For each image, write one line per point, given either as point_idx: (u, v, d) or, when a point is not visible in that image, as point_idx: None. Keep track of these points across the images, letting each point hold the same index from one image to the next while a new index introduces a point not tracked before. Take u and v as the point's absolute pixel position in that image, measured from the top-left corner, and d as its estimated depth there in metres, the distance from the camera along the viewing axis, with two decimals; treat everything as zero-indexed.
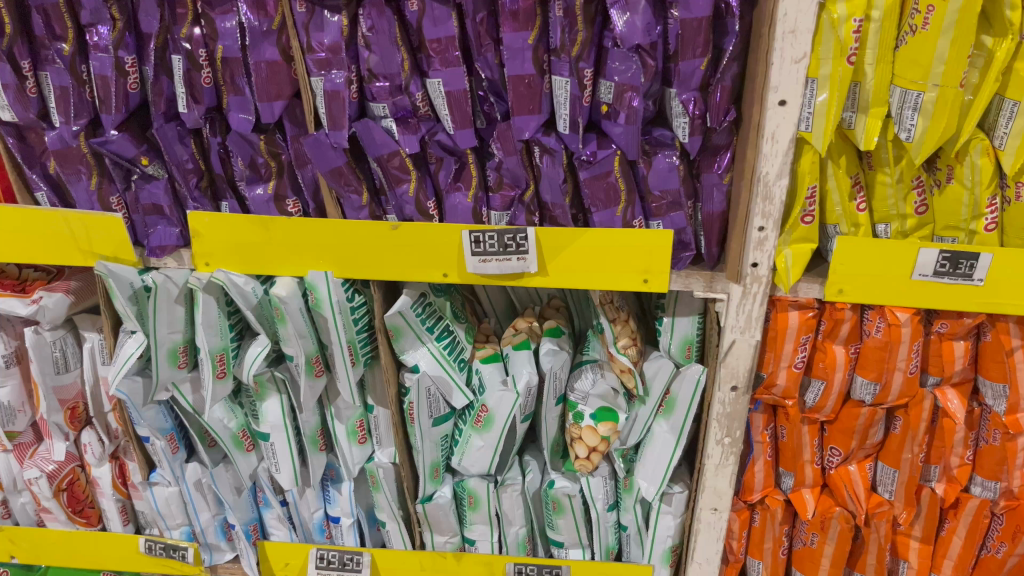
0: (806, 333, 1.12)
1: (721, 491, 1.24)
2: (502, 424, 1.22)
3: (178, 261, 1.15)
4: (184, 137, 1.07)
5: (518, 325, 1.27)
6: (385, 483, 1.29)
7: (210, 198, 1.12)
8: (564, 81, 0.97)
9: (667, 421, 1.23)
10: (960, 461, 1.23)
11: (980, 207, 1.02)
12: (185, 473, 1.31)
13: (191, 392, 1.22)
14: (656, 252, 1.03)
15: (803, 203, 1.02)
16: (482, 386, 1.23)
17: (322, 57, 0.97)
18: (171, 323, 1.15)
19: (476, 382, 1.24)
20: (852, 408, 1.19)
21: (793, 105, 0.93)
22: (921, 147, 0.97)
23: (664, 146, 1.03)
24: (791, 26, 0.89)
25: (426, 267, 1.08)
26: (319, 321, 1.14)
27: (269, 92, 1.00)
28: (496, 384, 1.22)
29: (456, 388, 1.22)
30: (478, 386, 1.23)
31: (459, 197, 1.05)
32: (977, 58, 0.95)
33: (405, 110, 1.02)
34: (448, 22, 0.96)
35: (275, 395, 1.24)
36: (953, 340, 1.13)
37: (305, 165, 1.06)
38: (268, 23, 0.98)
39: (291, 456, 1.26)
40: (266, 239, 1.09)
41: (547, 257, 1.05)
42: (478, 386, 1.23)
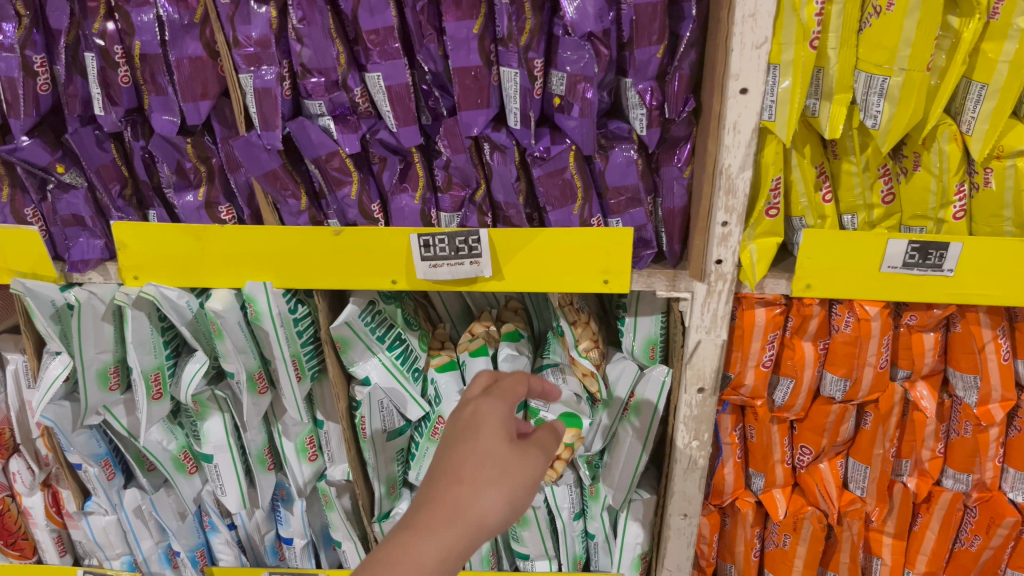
0: (773, 330, 1.08)
1: (690, 496, 1.19)
2: None
3: (104, 275, 1.06)
4: (103, 141, 0.98)
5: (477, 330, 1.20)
6: (339, 502, 1.22)
7: (136, 207, 1.04)
8: (513, 72, 0.91)
9: (634, 425, 1.17)
10: (931, 454, 1.20)
11: (948, 194, 0.98)
12: (123, 500, 1.23)
13: (125, 414, 1.14)
14: (615, 250, 0.97)
15: (767, 196, 0.98)
16: (439, 396, 1.16)
17: (250, 52, 0.90)
18: (99, 342, 1.07)
19: (433, 393, 1.18)
20: (822, 405, 1.16)
21: (755, 93, 0.88)
22: (888, 134, 0.92)
23: (620, 141, 0.97)
24: (750, 9, 0.84)
25: (372, 275, 1.01)
26: (259, 334, 1.07)
27: (194, 90, 0.92)
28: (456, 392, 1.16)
29: (412, 399, 1.15)
30: (436, 396, 1.17)
31: (405, 199, 0.99)
32: (943, 40, 0.90)
33: (343, 106, 0.95)
34: (386, 11, 0.88)
35: (217, 414, 1.16)
36: (923, 332, 1.09)
37: (238, 169, 0.98)
38: (190, 16, 0.90)
39: (237, 477, 1.19)
40: (198, 249, 1.01)
41: (501, 259, 0.99)
42: (435, 396, 1.17)
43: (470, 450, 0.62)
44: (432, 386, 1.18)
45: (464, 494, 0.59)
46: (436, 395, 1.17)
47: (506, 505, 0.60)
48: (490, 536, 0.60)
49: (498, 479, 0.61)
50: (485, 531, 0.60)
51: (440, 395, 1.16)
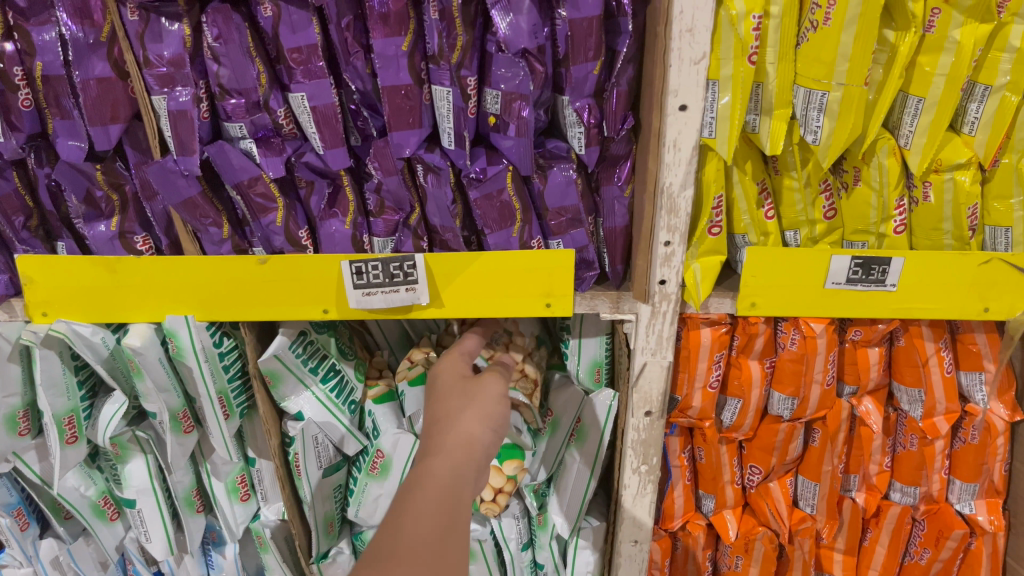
0: (719, 350, 1.06)
1: (640, 522, 1.16)
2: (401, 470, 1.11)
3: (8, 313, 0.98)
4: (3, 169, 0.91)
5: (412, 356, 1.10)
6: (273, 544, 1.16)
7: (43, 239, 0.97)
8: (445, 90, 0.87)
9: (581, 450, 1.13)
10: (878, 468, 1.19)
11: (889, 209, 0.97)
12: (39, 551, 1.15)
13: (38, 460, 1.06)
14: (557, 273, 0.94)
15: (709, 214, 0.95)
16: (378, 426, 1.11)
17: (163, 72, 0.84)
18: (4, 385, 0.99)
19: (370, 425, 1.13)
20: (771, 423, 1.14)
21: (695, 110, 0.86)
22: (829, 150, 0.91)
23: (558, 160, 0.94)
24: (687, 24, 0.82)
25: (303, 304, 0.96)
26: (182, 370, 1.00)
27: (103, 114, 0.86)
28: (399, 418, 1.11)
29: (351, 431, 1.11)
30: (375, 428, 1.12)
31: (336, 224, 0.94)
32: (880, 53, 0.89)
33: (266, 129, 0.90)
34: (309, 28, 0.84)
35: (139, 456, 1.08)
36: (868, 347, 1.08)
37: (154, 197, 0.93)
38: (95, 34, 0.84)
39: (163, 523, 1.11)
40: (114, 282, 0.94)
41: (439, 285, 0.95)
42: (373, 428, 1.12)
43: (437, 397, 0.85)
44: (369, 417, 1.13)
45: (445, 422, 0.79)
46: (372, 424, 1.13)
47: (482, 417, 0.80)
48: (481, 441, 0.77)
49: (465, 402, 0.82)
50: (475, 441, 0.77)
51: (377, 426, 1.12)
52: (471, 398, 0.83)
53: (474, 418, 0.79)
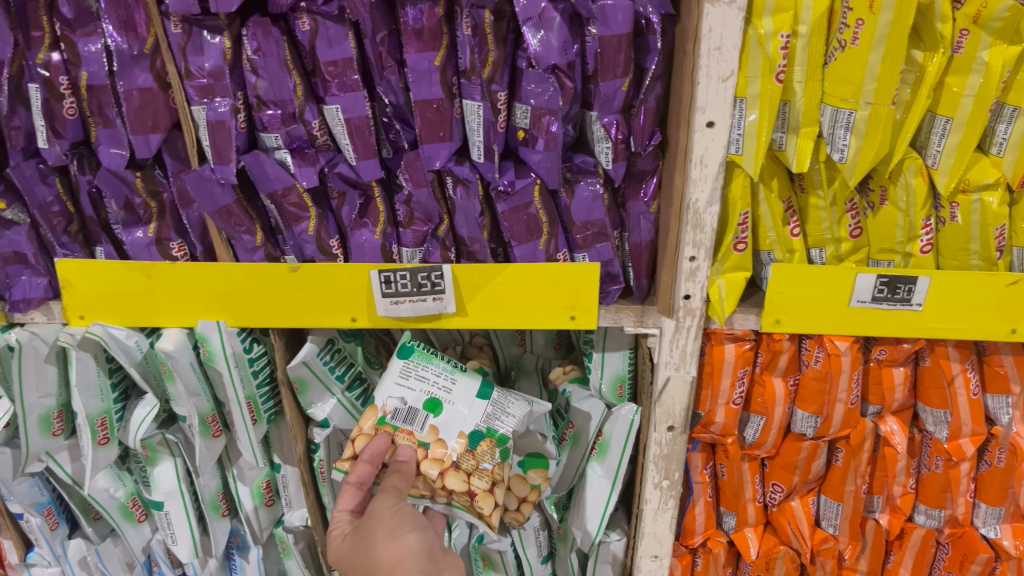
0: (743, 366, 1.06)
1: (662, 537, 1.18)
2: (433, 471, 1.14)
3: (46, 316, 1.01)
4: (47, 175, 0.94)
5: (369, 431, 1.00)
6: (296, 549, 1.18)
7: (82, 243, 1.00)
8: (477, 105, 0.88)
9: (602, 465, 1.13)
10: (902, 490, 1.18)
11: (915, 228, 0.97)
12: (67, 550, 1.17)
13: (69, 461, 1.08)
14: (582, 287, 0.95)
15: (735, 230, 0.96)
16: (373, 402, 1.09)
17: (203, 83, 0.86)
18: (41, 386, 1.02)
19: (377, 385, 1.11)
20: (793, 442, 1.14)
21: (722, 126, 0.87)
22: (855, 168, 0.91)
23: (586, 174, 0.95)
24: (716, 42, 0.83)
25: (332, 312, 0.97)
26: (212, 375, 1.02)
27: (144, 123, 0.89)
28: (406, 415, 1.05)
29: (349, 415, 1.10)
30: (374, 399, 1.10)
31: (365, 234, 0.96)
32: (908, 73, 0.90)
33: (301, 140, 0.92)
34: (345, 43, 0.86)
35: (168, 459, 1.11)
36: (893, 367, 1.08)
37: (190, 205, 0.95)
38: (139, 46, 0.86)
39: (189, 525, 1.13)
40: (148, 288, 0.97)
41: (465, 296, 0.96)
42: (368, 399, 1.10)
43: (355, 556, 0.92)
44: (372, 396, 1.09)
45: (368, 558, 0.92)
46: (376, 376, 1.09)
47: (392, 532, 0.91)
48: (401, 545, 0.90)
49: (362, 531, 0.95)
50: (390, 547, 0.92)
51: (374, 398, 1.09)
52: (368, 538, 0.92)
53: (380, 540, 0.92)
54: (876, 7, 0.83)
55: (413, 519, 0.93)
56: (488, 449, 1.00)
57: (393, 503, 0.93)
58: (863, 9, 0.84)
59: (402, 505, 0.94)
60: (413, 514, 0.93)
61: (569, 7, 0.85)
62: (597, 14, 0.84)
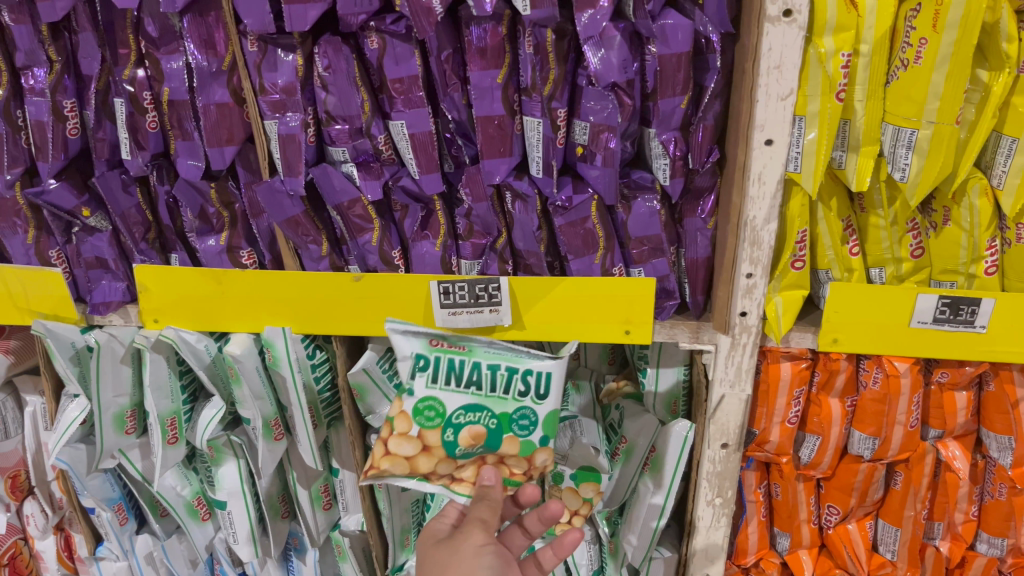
0: (799, 385, 1.06)
1: (713, 555, 1.17)
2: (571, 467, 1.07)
3: (124, 318, 1.06)
4: (128, 185, 0.99)
5: (536, 455, 0.93)
6: (352, 552, 1.21)
7: (159, 250, 1.05)
8: (536, 122, 0.91)
9: (655, 480, 1.13)
10: (964, 517, 1.15)
11: (980, 249, 0.96)
12: (135, 546, 1.21)
13: (140, 458, 1.13)
14: (637, 302, 0.96)
15: (793, 248, 0.96)
16: (532, 429, 0.92)
17: (276, 99, 0.90)
18: (117, 386, 1.07)
19: (534, 380, 0.92)
20: (850, 463, 1.12)
21: (781, 144, 0.87)
22: (917, 187, 0.91)
23: (643, 190, 0.97)
24: (776, 61, 0.83)
25: (392, 321, 1.00)
26: (276, 379, 1.06)
27: (219, 136, 0.93)
28: (455, 402, 0.91)
29: (535, 447, 0.93)
30: (532, 423, 0.92)
31: (426, 246, 0.98)
32: (973, 93, 0.89)
33: (366, 154, 0.95)
34: (411, 60, 0.89)
35: (231, 460, 1.14)
36: (955, 391, 1.06)
37: (260, 215, 0.99)
38: (218, 63, 0.91)
39: (250, 525, 1.17)
40: (219, 293, 1.01)
41: (521, 308, 0.98)
42: (528, 421, 0.92)
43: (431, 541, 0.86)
44: (517, 420, 0.92)
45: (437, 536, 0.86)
46: (495, 376, 0.92)
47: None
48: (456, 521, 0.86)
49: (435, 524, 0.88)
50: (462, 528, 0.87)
51: (534, 421, 0.92)
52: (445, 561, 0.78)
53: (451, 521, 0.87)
54: (940, 25, 0.83)
55: (490, 568, 0.77)
56: (403, 423, 0.92)
57: (481, 540, 0.80)
58: (926, 28, 0.83)
59: (489, 547, 0.79)
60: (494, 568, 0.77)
61: (629, 26, 0.87)
62: (657, 34, 0.86)
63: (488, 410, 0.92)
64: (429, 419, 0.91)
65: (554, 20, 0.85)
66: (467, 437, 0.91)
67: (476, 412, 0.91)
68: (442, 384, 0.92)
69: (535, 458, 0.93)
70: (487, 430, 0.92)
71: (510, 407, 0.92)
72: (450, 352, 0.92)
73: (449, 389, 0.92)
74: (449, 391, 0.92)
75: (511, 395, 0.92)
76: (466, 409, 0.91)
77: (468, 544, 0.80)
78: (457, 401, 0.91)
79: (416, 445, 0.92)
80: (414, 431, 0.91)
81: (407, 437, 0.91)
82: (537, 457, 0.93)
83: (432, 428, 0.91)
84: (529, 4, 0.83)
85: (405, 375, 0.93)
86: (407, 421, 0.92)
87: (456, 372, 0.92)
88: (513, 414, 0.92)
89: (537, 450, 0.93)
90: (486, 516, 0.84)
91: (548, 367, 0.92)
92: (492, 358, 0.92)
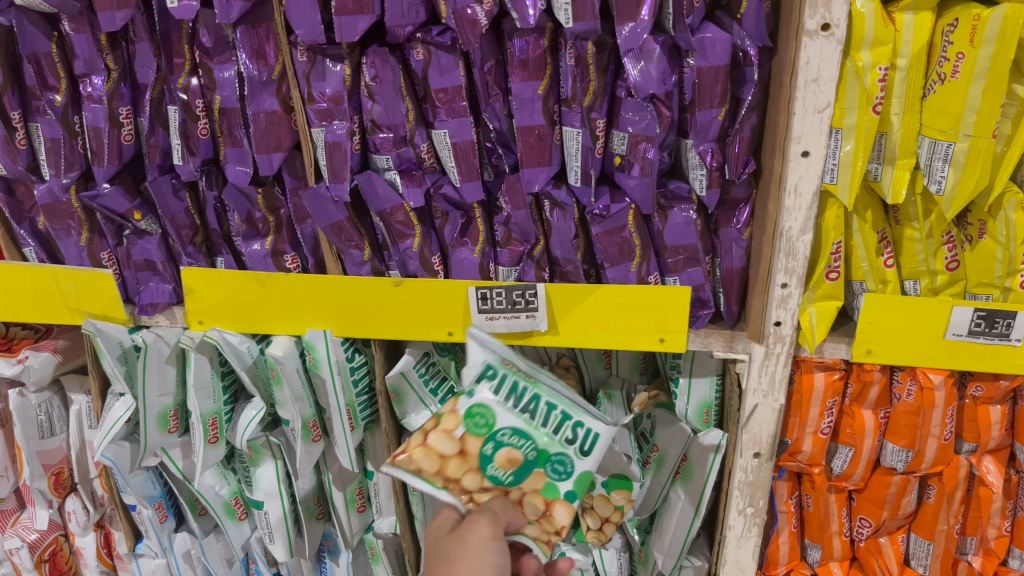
0: (832, 396, 1.06)
1: (743, 565, 1.18)
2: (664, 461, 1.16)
3: (170, 320, 1.09)
4: (179, 190, 1.03)
5: (555, 508, 0.87)
6: (385, 554, 1.24)
7: (205, 253, 1.08)
8: (576, 132, 0.93)
9: (686, 488, 1.15)
10: (997, 532, 1.14)
11: (1015, 263, 0.95)
12: (174, 544, 1.24)
13: (181, 457, 1.16)
14: (672, 311, 0.97)
15: (827, 259, 0.97)
16: (563, 477, 0.87)
17: (323, 107, 0.93)
18: (161, 385, 1.10)
19: (583, 433, 0.87)
20: (883, 476, 1.12)
21: (817, 156, 0.88)
22: (953, 200, 0.92)
23: (680, 201, 0.98)
24: (813, 74, 0.84)
25: (430, 326, 1.02)
26: (316, 381, 1.09)
27: (268, 143, 0.96)
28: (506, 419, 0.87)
29: (557, 496, 0.86)
30: (566, 470, 0.86)
31: (465, 252, 1.00)
32: (1009, 107, 0.89)
33: (409, 162, 0.97)
34: (455, 71, 0.91)
35: (269, 460, 1.17)
36: (989, 405, 1.05)
37: (305, 220, 1.02)
38: (268, 73, 0.93)
39: (286, 526, 1.19)
40: (262, 297, 1.04)
41: (558, 315, 1.00)
42: (563, 468, 0.86)
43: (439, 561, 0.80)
44: (553, 461, 0.86)
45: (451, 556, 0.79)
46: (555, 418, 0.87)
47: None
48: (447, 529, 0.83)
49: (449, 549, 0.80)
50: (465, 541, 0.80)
51: (569, 472, 0.87)
52: (453, 559, 0.78)
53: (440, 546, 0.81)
54: (977, 41, 0.84)
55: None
56: (450, 420, 0.88)
57: (489, 532, 0.80)
58: (963, 43, 0.84)
59: (497, 542, 0.80)
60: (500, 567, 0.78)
61: (668, 40, 0.89)
62: (696, 47, 0.88)
63: (530, 441, 0.86)
64: (477, 425, 0.87)
65: (595, 33, 0.87)
66: (503, 458, 0.86)
67: (521, 437, 0.86)
68: (502, 398, 0.87)
69: (552, 506, 0.87)
70: (524, 459, 0.86)
71: (552, 446, 0.86)
72: (519, 375, 0.88)
73: (505, 406, 0.87)
74: (505, 408, 0.87)
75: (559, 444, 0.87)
76: (513, 432, 0.86)
77: (477, 537, 0.79)
78: (507, 419, 0.87)
79: (455, 445, 0.87)
80: (458, 432, 0.87)
81: (450, 434, 0.87)
82: (554, 509, 0.87)
83: (477, 435, 0.87)
84: (572, 17, 0.85)
85: (470, 379, 0.89)
86: None
87: (517, 393, 0.87)
88: (552, 454, 0.86)
89: (559, 500, 0.87)
90: (497, 508, 0.83)
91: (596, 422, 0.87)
92: (554, 398, 0.87)
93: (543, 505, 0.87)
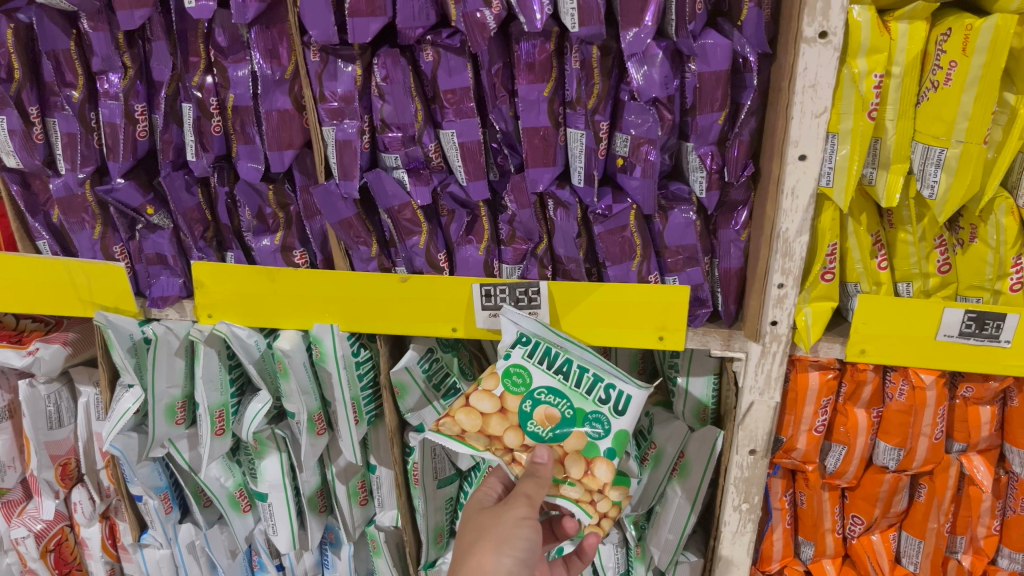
0: (827, 395, 1.09)
1: (738, 560, 1.20)
2: (672, 459, 1.16)
3: (179, 312, 1.12)
4: (191, 185, 1.05)
5: (596, 464, 0.96)
6: (386, 547, 1.25)
7: (215, 248, 1.10)
8: (580, 133, 0.95)
9: (683, 485, 1.17)
10: (986, 532, 1.16)
11: (1005, 266, 0.98)
12: (178, 535, 1.26)
13: (188, 448, 1.18)
14: (671, 310, 0.99)
15: (823, 260, 1.00)
16: (602, 435, 0.97)
17: (334, 106, 0.95)
18: (170, 377, 1.13)
19: (615, 395, 0.97)
20: (875, 474, 1.15)
21: (814, 159, 0.91)
22: (945, 205, 0.94)
23: (680, 202, 1.01)
24: (811, 80, 0.87)
25: (435, 321, 1.05)
26: (322, 375, 1.11)
27: (280, 140, 0.98)
28: (542, 377, 0.99)
29: (598, 453, 0.96)
30: (604, 430, 0.97)
31: (471, 250, 1.03)
32: (1000, 115, 0.92)
33: (417, 161, 1.00)
34: (463, 73, 0.94)
35: (274, 454, 1.19)
36: (979, 405, 1.08)
37: (314, 216, 1.04)
38: (281, 72, 0.96)
39: (290, 517, 1.22)
40: (270, 291, 1.06)
41: (560, 312, 1.03)
42: (601, 426, 0.97)
43: (476, 528, 0.86)
44: (590, 421, 0.97)
45: (486, 524, 0.85)
46: (589, 380, 0.98)
47: (494, 545, 0.82)
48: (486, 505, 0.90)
49: (486, 519, 0.87)
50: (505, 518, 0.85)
51: (606, 430, 0.97)
52: (485, 528, 0.85)
53: (480, 519, 0.87)
54: (969, 49, 0.86)
55: (524, 548, 0.82)
56: (491, 381, 0.99)
57: (523, 513, 0.85)
58: (956, 52, 0.87)
59: (529, 522, 0.85)
60: (530, 542, 0.83)
61: (671, 45, 0.92)
62: (698, 52, 0.91)
63: (567, 401, 0.98)
64: (515, 384, 0.99)
65: (600, 37, 0.90)
66: (542, 415, 0.97)
67: (557, 396, 0.98)
68: (536, 360, 0.99)
69: (593, 463, 0.96)
70: (561, 417, 0.97)
71: (588, 405, 0.98)
72: (551, 343, 1.00)
73: (540, 366, 0.99)
74: (540, 368, 0.99)
75: (593, 400, 0.98)
76: (549, 391, 0.98)
77: (512, 515, 0.85)
78: (544, 380, 0.98)
79: (495, 404, 0.98)
80: (498, 391, 0.99)
81: (489, 394, 0.99)
82: (596, 467, 0.96)
83: (515, 393, 0.98)
84: (578, 22, 0.88)
85: (506, 342, 1.00)
86: (494, 381, 0.99)
87: (550, 356, 0.99)
88: (588, 412, 0.97)
89: (600, 459, 0.96)
90: (532, 491, 0.88)
91: (632, 389, 0.97)
92: (586, 360, 0.99)
93: (585, 464, 0.96)
